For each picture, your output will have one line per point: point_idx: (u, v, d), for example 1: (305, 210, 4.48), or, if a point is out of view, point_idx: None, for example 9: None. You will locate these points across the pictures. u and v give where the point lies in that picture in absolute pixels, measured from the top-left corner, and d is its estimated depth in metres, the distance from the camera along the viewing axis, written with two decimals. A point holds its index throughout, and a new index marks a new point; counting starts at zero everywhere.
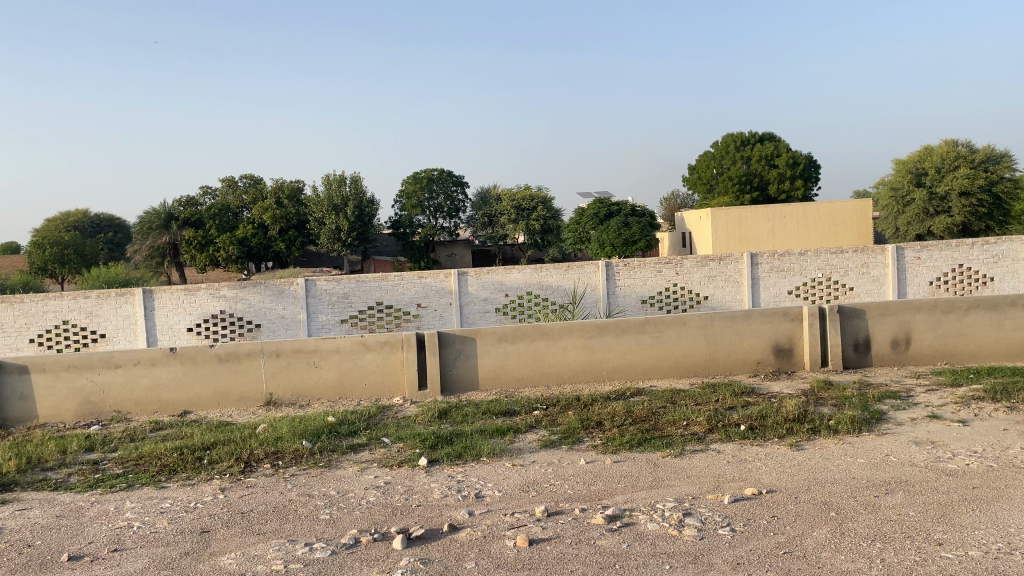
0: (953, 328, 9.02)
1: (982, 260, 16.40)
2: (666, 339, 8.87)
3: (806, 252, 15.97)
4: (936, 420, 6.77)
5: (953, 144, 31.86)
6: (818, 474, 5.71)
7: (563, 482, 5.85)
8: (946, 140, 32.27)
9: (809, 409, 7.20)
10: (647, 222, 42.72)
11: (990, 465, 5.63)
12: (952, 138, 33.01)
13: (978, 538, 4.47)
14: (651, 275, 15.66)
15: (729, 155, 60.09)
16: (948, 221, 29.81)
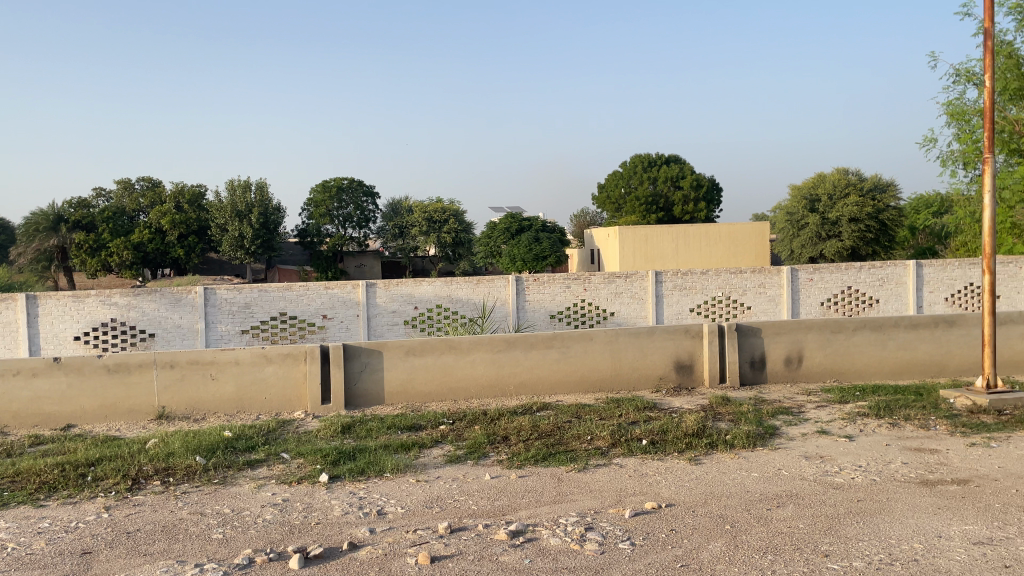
0: (841, 347, 9.48)
1: (868, 283, 17.26)
2: (573, 354, 8.97)
3: (708, 272, 16.50)
4: (825, 435, 7.09)
5: (844, 172, 33.64)
6: (714, 488, 5.87)
7: (467, 498, 5.80)
8: (837, 168, 33.99)
9: (707, 424, 7.40)
10: (557, 238, 43.27)
11: (873, 479, 5.92)
12: (843, 167, 34.88)
13: (862, 550, 4.68)
14: (560, 291, 15.83)
15: (636, 176, 61.55)
16: (838, 246, 31.42)
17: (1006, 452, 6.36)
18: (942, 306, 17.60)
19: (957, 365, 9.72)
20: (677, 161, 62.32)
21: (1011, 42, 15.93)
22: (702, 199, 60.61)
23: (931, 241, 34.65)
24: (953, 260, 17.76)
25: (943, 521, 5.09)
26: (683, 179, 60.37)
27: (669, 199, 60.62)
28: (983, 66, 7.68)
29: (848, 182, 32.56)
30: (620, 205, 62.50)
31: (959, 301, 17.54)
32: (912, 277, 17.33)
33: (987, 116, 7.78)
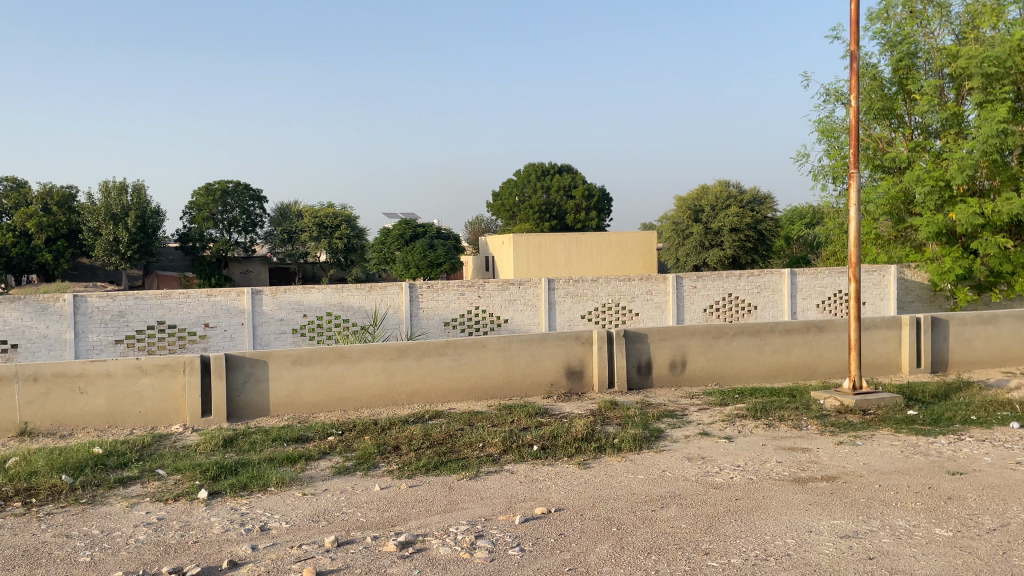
0: (722, 351, 9.89)
1: (747, 290, 18.08)
2: (465, 362, 8.95)
3: (598, 279, 16.88)
4: (706, 437, 7.36)
5: (726, 184, 35.17)
6: (602, 492, 5.98)
7: (355, 510, 5.67)
8: (719, 180, 35.57)
9: (596, 429, 7.54)
10: (452, 245, 43.26)
11: (750, 478, 6.19)
12: (724, 180, 36.52)
13: (740, 547, 4.87)
14: (454, 298, 15.80)
15: (530, 184, 62.29)
16: (720, 255, 32.76)
17: (870, 449, 6.79)
18: (814, 312, 18.63)
19: (827, 368, 10.32)
20: (570, 170, 63.55)
21: (875, 65, 17.04)
22: (593, 208, 62.05)
23: (804, 250, 36.70)
24: (824, 268, 18.84)
25: (814, 516, 5.38)
26: (575, 189, 61.64)
27: (562, 207, 61.70)
28: (850, 86, 8.19)
29: (729, 194, 34.10)
30: (514, 213, 63.14)
31: (829, 307, 18.60)
32: (787, 284, 18.24)
33: (853, 134, 8.31)
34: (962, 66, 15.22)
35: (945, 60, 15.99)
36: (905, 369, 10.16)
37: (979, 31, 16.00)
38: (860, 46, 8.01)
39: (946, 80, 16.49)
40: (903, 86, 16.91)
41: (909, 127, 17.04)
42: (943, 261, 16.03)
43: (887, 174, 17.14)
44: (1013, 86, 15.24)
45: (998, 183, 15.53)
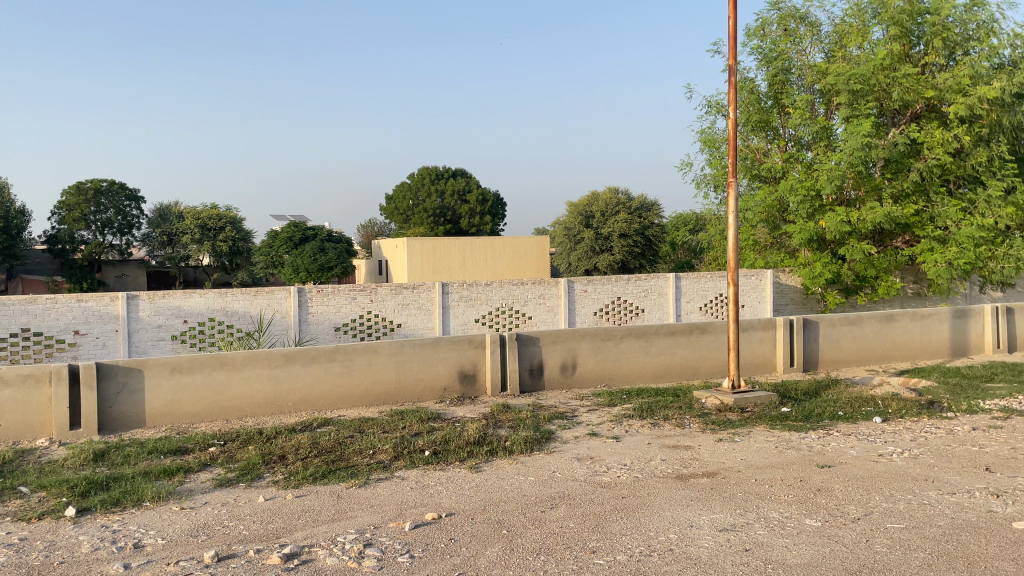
0: (611, 354, 10.13)
1: (635, 294, 18.49)
2: (356, 367, 8.79)
3: (491, 283, 16.98)
4: (595, 437, 7.52)
5: (615, 192, 36.11)
6: (493, 495, 6.00)
7: (238, 523, 5.47)
8: (610, 188, 36.48)
9: (487, 432, 7.57)
10: (343, 249, 42.48)
11: (636, 476, 6.36)
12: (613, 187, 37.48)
13: (625, 544, 5.00)
14: (345, 302, 15.51)
15: (424, 188, 61.98)
16: (610, 259, 33.56)
17: (747, 445, 7.11)
18: (697, 314, 19.30)
19: (709, 368, 10.76)
20: (464, 175, 63.68)
21: (753, 79, 17.93)
22: (487, 213, 62.46)
23: (689, 256, 38.12)
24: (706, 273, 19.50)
25: (695, 511, 5.58)
26: (469, 194, 61.60)
27: (457, 212, 61.76)
28: (728, 99, 8.56)
29: (618, 201, 35.06)
30: (408, 217, 62.59)
31: (711, 310, 19.31)
32: (672, 288, 18.77)
33: (731, 144, 8.69)
34: (831, 82, 16.27)
35: (816, 77, 17.05)
36: (780, 368, 10.71)
37: (846, 51, 17.15)
38: (737, 60, 8.39)
39: (817, 96, 17.56)
40: (777, 100, 17.93)
41: (783, 139, 18.02)
42: (814, 266, 16.89)
43: (764, 182, 18.12)
44: (875, 103, 16.40)
45: (863, 194, 16.74)
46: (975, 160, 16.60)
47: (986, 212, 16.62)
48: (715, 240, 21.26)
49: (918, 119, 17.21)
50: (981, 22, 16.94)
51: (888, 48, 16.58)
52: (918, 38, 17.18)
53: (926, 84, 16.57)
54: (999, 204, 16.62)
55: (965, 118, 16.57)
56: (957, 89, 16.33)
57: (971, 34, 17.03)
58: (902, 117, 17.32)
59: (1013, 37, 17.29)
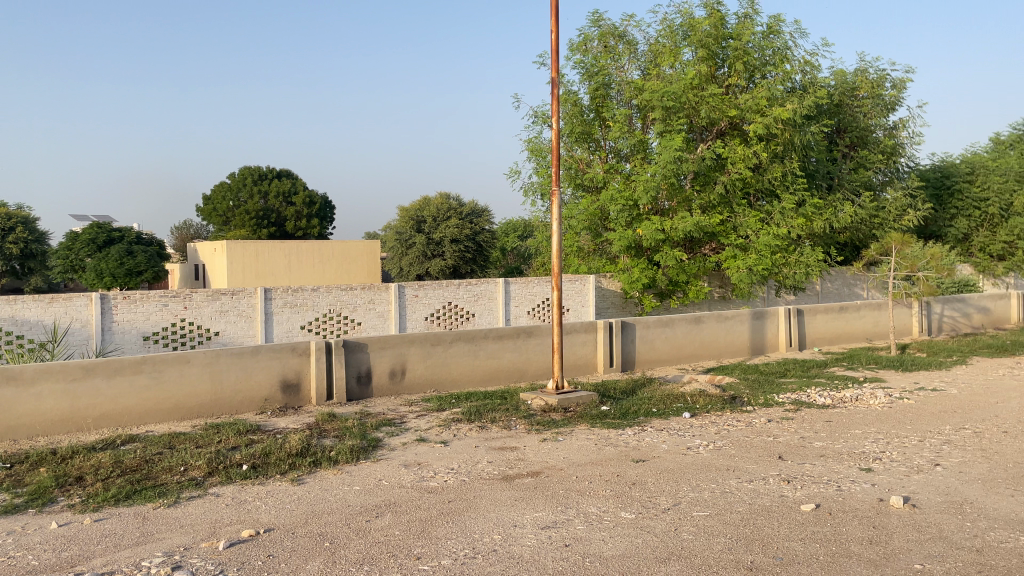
0: (440, 358, 10.16)
1: (465, 299, 18.53)
2: (167, 379, 8.24)
3: (318, 288, 16.38)
4: (422, 443, 7.50)
5: (446, 197, 36.09)
6: (315, 507, 5.82)
7: (24, 553, 4.93)
8: (440, 194, 36.43)
9: (311, 442, 7.34)
10: (155, 252, 39.62)
11: (462, 479, 6.41)
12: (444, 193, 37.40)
13: (450, 548, 5.01)
14: (155, 309, 14.48)
15: (246, 189, 59.12)
16: (441, 264, 33.72)
17: (569, 443, 7.37)
18: (525, 318, 19.60)
19: (535, 370, 11.07)
20: (290, 176, 61.55)
21: (576, 92, 18.64)
22: (315, 216, 60.96)
23: (518, 262, 39.01)
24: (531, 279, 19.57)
25: (519, 511, 5.70)
26: (296, 195, 60.03)
27: (282, 214, 59.53)
28: (552, 110, 8.84)
29: (450, 206, 35.26)
30: (229, 218, 59.44)
31: (538, 314, 19.63)
32: (501, 292, 18.99)
33: (555, 154, 8.98)
34: (647, 98, 17.24)
35: (633, 92, 18.04)
36: (601, 368, 11.20)
37: (660, 69, 18.28)
38: (560, 73, 8.71)
39: (635, 111, 18.60)
40: (599, 113, 18.78)
41: (604, 151, 18.89)
42: (632, 271, 17.78)
43: (587, 192, 18.83)
44: (686, 119, 17.56)
45: (675, 204, 17.88)
46: (771, 175, 18.24)
47: (781, 223, 18.28)
48: (542, 246, 21.89)
49: (723, 136, 18.66)
50: (776, 49, 18.65)
51: (697, 69, 17.86)
52: (723, 61, 18.61)
53: (729, 104, 17.97)
54: (791, 215, 18.36)
55: (763, 136, 18.15)
56: (755, 109, 17.83)
57: (768, 59, 18.69)
58: (709, 133, 18.68)
59: (802, 64, 19.16)
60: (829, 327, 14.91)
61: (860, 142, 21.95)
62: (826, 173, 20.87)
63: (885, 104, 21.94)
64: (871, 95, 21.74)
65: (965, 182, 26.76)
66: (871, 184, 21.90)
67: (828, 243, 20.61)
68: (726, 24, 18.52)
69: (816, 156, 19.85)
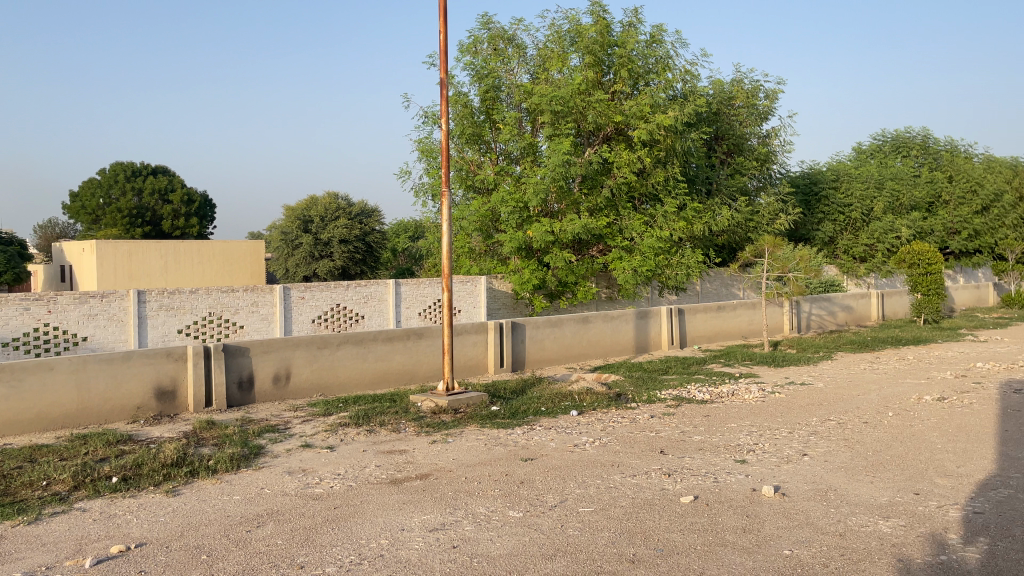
0: (326, 362, 9.94)
1: (355, 301, 17.35)
2: (26, 389, 7.68)
3: (197, 290, 15.12)
4: (307, 449, 7.32)
5: (334, 197, 35.22)
6: (192, 519, 5.57)
7: None
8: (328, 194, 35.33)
9: (188, 451, 7.02)
10: (16, 252, 36.76)
11: (349, 485, 6.30)
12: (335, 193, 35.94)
13: (335, 555, 4.92)
14: (16, 314, 13.04)
15: (118, 186, 55.86)
16: (330, 265, 32.99)
17: (458, 445, 7.37)
18: (416, 321, 18.53)
19: (425, 372, 11.02)
20: (167, 172, 58.74)
21: (466, 93, 18.68)
22: (194, 215, 58.44)
23: (409, 263, 38.71)
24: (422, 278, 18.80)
25: (406, 514, 5.65)
26: (173, 193, 57.34)
27: (158, 213, 56.67)
28: (441, 111, 8.80)
29: (338, 205, 34.53)
30: (99, 216, 55.93)
31: (429, 315, 18.66)
32: (393, 294, 17.88)
33: (445, 154, 8.95)
34: (536, 102, 17.48)
35: (523, 96, 18.31)
36: (491, 369, 11.27)
37: (549, 73, 18.59)
38: (449, 74, 8.68)
39: (524, 114, 18.88)
40: (489, 115, 18.86)
41: (494, 153, 19.02)
42: (522, 272, 17.97)
43: (478, 194, 18.90)
44: (573, 123, 17.93)
45: (564, 207, 18.21)
46: (654, 180, 18.91)
47: (663, 226, 18.97)
48: (433, 247, 21.81)
49: (609, 141, 19.16)
50: (658, 58, 19.34)
51: (584, 75, 18.26)
52: (609, 68, 19.12)
53: (615, 110, 18.45)
54: (673, 219, 19.09)
55: (646, 142, 18.78)
56: (639, 116, 18.40)
57: (651, 67, 19.34)
58: (596, 137, 19.15)
59: (683, 73, 19.94)
60: (708, 326, 15.58)
61: (736, 149, 23.06)
62: (705, 179, 21.79)
63: (759, 113, 23.11)
64: (746, 104, 22.91)
65: (830, 188, 28.62)
66: (746, 189, 23.08)
67: (707, 245, 21.53)
68: (612, 32, 19.03)
69: (696, 162, 20.69)
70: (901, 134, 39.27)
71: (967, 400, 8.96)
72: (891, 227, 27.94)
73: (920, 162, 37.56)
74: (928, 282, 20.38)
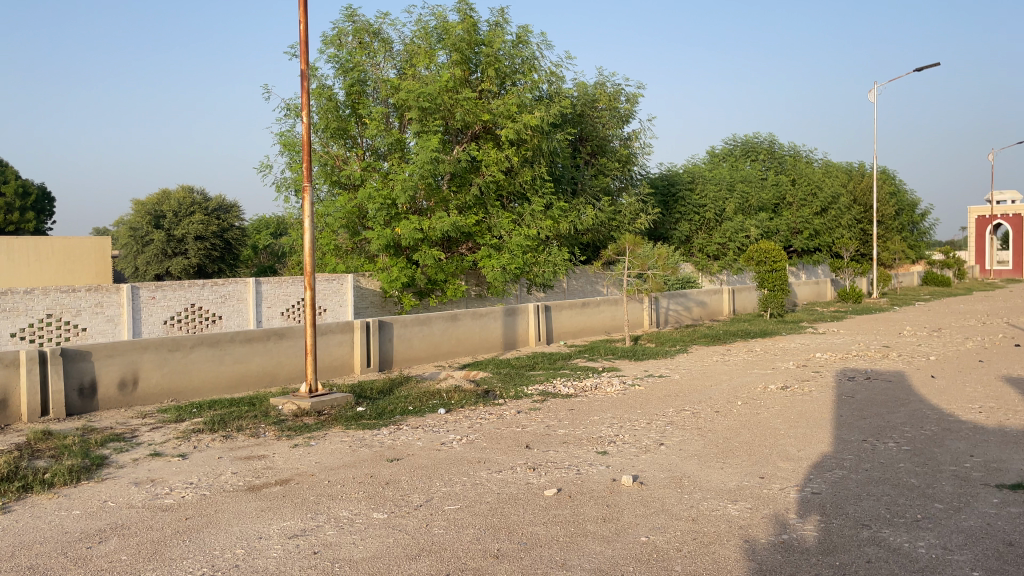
0: (179, 365, 9.44)
1: (211, 300, 16.48)
2: None
3: (33, 290, 13.87)
4: (156, 458, 6.91)
5: (188, 190, 33.47)
6: (24, 538, 5.13)
7: None
8: (181, 187, 33.30)
9: (19, 465, 6.45)
10: None
11: (203, 494, 6.00)
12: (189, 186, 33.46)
13: (186, 568, 4.67)
14: None
15: None
16: (185, 263, 31.45)
17: (321, 447, 7.19)
18: (279, 321, 17.87)
19: (287, 374, 10.68)
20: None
21: (330, 87, 18.27)
22: (30, 209, 53.84)
23: (271, 261, 37.57)
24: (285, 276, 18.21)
25: (265, 522, 5.45)
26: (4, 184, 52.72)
27: None
28: (302, 104, 8.53)
29: (193, 200, 32.86)
30: None
31: (292, 315, 18.07)
32: (252, 293, 17.14)
33: (307, 150, 8.68)
34: (403, 97, 17.32)
35: (390, 91, 18.06)
36: (357, 369, 11.07)
37: (415, 69, 18.44)
38: (311, 67, 8.42)
39: (391, 110, 18.68)
40: (354, 109, 18.53)
41: (360, 148, 18.72)
42: (391, 270, 17.73)
43: (343, 189, 18.55)
44: (441, 121, 17.89)
45: (433, 204, 18.14)
46: (521, 179, 19.20)
47: (531, 224, 19.29)
48: (296, 244, 21.17)
49: (477, 139, 19.29)
50: (524, 58, 19.66)
51: (451, 72, 18.25)
52: (476, 66, 19.21)
53: (482, 109, 18.56)
54: (540, 217, 19.46)
55: (514, 141, 19.04)
56: (506, 115, 18.60)
57: (517, 67, 19.64)
58: (465, 135, 19.21)
59: (549, 75, 20.36)
60: (573, 322, 15.98)
61: (600, 150, 23.82)
62: (570, 178, 22.34)
63: (620, 116, 23.90)
64: (608, 107, 23.62)
65: (686, 189, 30.05)
66: (609, 189, 23.88)
67: (573, 243, 22.07)
68: (479, 31, 19.16)
69: (561, 162, 21.18)
70: (749, 139, 41.80)
71: (806, 388, 9.65)
72: (742, 226, 29.85)
73: (766, 165, 40.12)
74: (774, 279, 21.79)
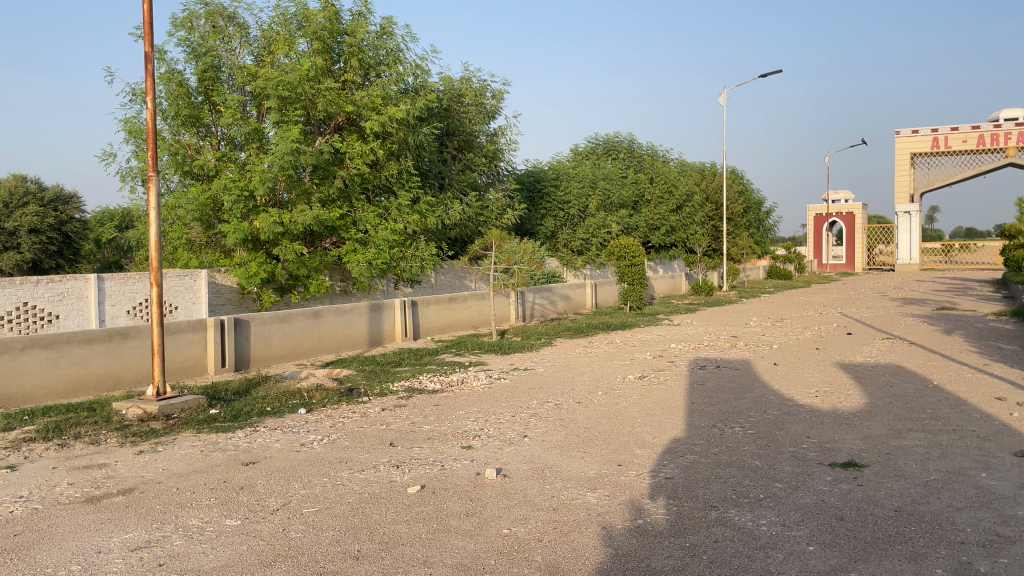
0: (7, 369, 8.66)
1: (48, 298, 15.19)
2: None
3: None
4: None
5: (20, 179, 30.61)
6: None
7: None
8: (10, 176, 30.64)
9: None
10: None
11: (34, 508, 5.53)
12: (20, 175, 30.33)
13: None
14: None
15: None
16: (19, 258, 28.58)
17: (170, 453, 6.81)
18: (124, 319, 16.75)
19: (132, 376, 10.05)
20: None
21: (180, 71, 17.38)
22: None
23: (115, 256, 35.11)
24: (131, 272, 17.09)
25: (105, 535, 5.09)
26: None
27: None
28: (145, 89, 8.03)
29: (26, 190, 30.28)
30: None
31: (140, 314, 16.98)
32: (94, 291, 15.96)
33: (152, 138, 8.18)
34: (261, 85, 16.71)
35: (247, 78, 17.39)
36: (210, 369, 10.57)
37: (274, 56, 17.82)
38: (155, 49, 7.94)
39: (248, 98, 18.06)
40: (208, 96, 17.72)
41: (215, 137, 17.93)
42: (249, 266, 17.01)
43: (197, 180, 17.68)
44: (302, 111, 17.40)
45: (294, 197, 17.60)
46: (387, 172, 18.94)
47: (397, 218, 19.10)
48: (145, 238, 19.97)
49: (341, 131, 18.86)
50: (389, 50, 19.43)
51: (312, 61, 17.75)
52: (338, 56, 18.78)
53: (346, 100, 18.18)
54: (406, 211, 19.30)
55: (379, 134, 18.76)
56: (371, 107, 18.29)
57: (382, 59, 19.36)
58: (327, 126, 18.78)
59: (414, 67, 20.19)
60: (440, 317, 15.96)
61: (466, 145, 23.92)
62: (437, 173, 22.28)
63: (486, 111, 24.13)
64: (474, 102, 23.74)
65: (551, 186, 30.68)
66: (476, 184, 24.03)
67: (440, 238, 22.05)
68: (341, 20, 18.71)
69: (427, 156, 21.12)
70: (610, 139, 43.19)
71: (662, 377, 10.08)
72: (603, 223, 30.87)
73: (625, 164, 41.62)
74: (633, 273, 22.62)
